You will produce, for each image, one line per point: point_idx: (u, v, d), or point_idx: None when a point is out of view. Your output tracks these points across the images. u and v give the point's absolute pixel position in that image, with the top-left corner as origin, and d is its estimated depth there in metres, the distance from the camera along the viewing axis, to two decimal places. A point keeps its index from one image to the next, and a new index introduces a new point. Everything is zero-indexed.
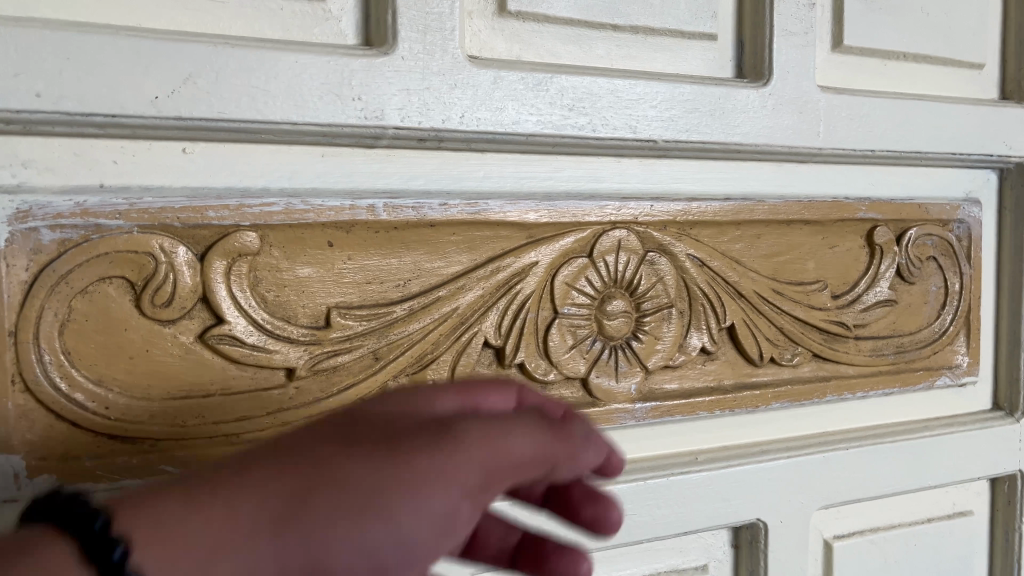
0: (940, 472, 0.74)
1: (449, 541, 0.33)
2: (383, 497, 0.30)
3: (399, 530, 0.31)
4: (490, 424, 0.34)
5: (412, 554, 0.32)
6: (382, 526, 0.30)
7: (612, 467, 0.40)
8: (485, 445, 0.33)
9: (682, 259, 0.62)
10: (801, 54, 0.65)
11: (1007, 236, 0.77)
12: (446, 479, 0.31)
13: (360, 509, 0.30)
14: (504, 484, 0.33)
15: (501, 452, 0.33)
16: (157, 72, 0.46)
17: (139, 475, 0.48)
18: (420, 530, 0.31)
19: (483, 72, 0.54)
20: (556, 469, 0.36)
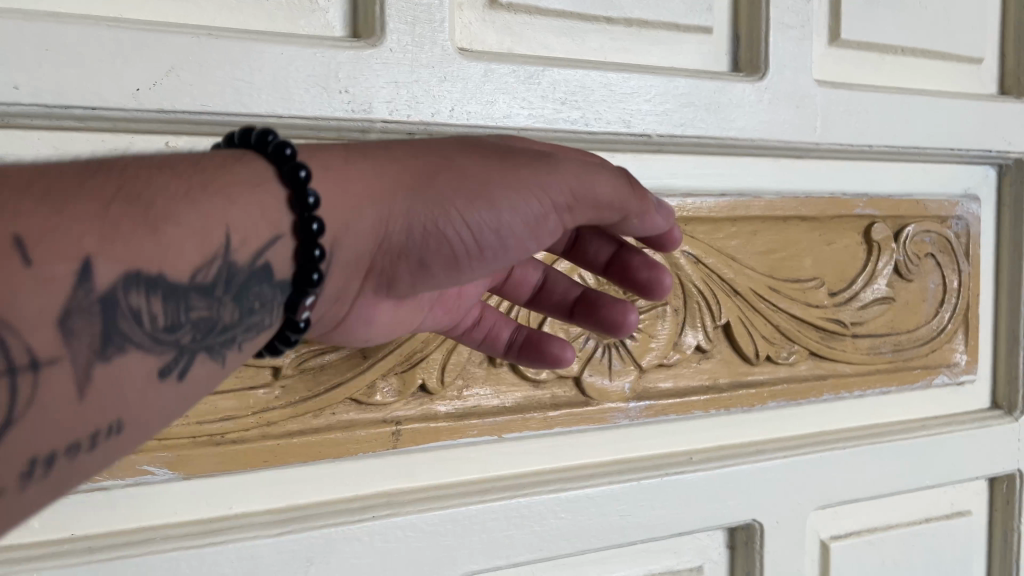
0: (938, 472, 0.73)
1: (530, 251, 0.41)
2: (487, 195, 0.38)
3: (497, 224, 0.38)
4: (581, 168, 0.39)
5: (502, 250, 0.40)
6: (481, 214, 0.38)
7: (670, 227, 0.45)
8: (573, 177, 0.39)
9: (677, 256, 0.60)
10: (797, 47, 0.64)
11: (1005, 234, 0.77)
12: (531, 195, 0.38)
13: (468, 200, 0.38)
14: (583, 216, 0.40)
15: (584, 186, 0.39)
16: (139, 64, 0.45)
17: (120, 475, 0.47)
18: (514, 233, 0.39)
19: (474, 64, 0.53)
20: (628, 221, 0.41)
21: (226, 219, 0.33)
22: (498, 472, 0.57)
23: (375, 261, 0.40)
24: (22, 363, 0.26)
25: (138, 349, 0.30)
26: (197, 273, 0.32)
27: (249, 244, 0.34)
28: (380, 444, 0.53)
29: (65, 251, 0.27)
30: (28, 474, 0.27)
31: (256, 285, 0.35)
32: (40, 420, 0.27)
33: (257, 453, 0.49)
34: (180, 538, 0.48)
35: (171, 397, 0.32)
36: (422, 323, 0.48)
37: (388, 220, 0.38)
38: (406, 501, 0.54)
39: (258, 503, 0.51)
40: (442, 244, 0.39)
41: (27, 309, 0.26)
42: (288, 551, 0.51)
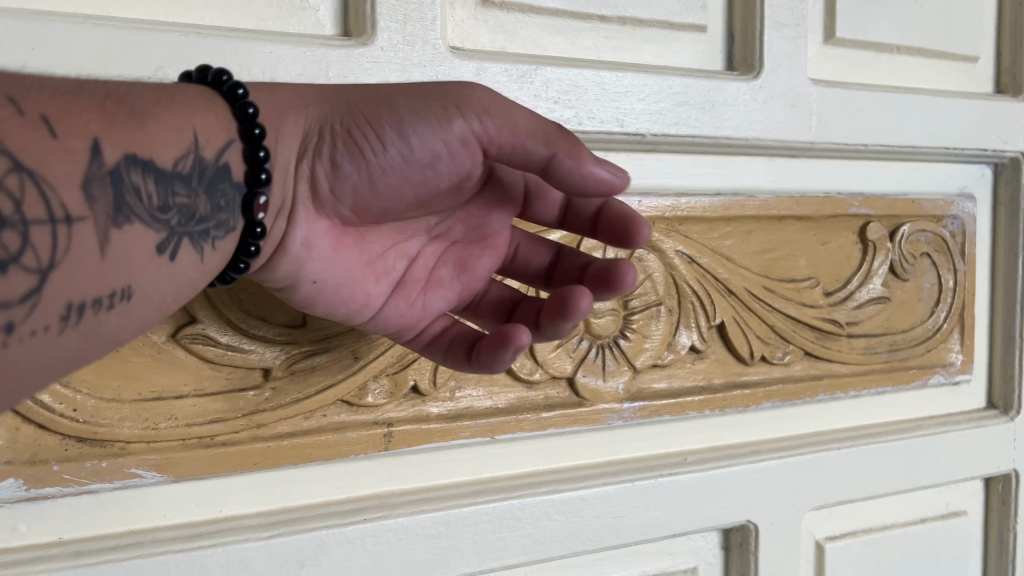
0: (934, 472, 0.73)
1: (447, 161, 0.40)
2: (398, 97, 0.39)
3: (405, 119, 0.39)
4: (498, 97, 0.40)
5: (416, 151, 0.39)
6: (392, 110, 0.39)
7: (619, 189, 0.40)
8: (488, 99, 0.40)
9: (671, 256, 0.60)
10: (792, 46, 0.63)
11: (1001, 234, 0.76)
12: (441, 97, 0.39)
13: (378, 101, 0.39)
14: (498, 135, 0.39)
15: (500, 109, 0.39)
16: (126, 63, 0.44)
17: (108, 478, 0.46)
18: (427, 133, 0.39)
19: (466, 63, 0.52)
20: (556, 157, 0.38)
21: (195, 120, 0.35)
22: (492, 474, 0.57)
23: (301, 174, 0.40)
24: (58, 216, 0.29)
25: (140, 223, 0.33)
26: (179, 163, 0.34)
27: (220, 141, 0.36)
28: (371, 446, 0.53)
29: (76, 129, 0.30)
30: (66, 317, 0.30)
31: (223, 182, 0.36)
32: (72, 271, 0.30)
33: (246, 456, 0.49)
34: (169, 542, 0.47)
35: (173, 278, 0.35)
36: (379, 302, 0.44)
37: (310, 125, 0.39)
38: (398, 504, 0.53)
39: (249, 506, 0.50)
40: (358, 144, 0.39)
41: (56, 170, 0.29)
42: (279, 554, 0.50)
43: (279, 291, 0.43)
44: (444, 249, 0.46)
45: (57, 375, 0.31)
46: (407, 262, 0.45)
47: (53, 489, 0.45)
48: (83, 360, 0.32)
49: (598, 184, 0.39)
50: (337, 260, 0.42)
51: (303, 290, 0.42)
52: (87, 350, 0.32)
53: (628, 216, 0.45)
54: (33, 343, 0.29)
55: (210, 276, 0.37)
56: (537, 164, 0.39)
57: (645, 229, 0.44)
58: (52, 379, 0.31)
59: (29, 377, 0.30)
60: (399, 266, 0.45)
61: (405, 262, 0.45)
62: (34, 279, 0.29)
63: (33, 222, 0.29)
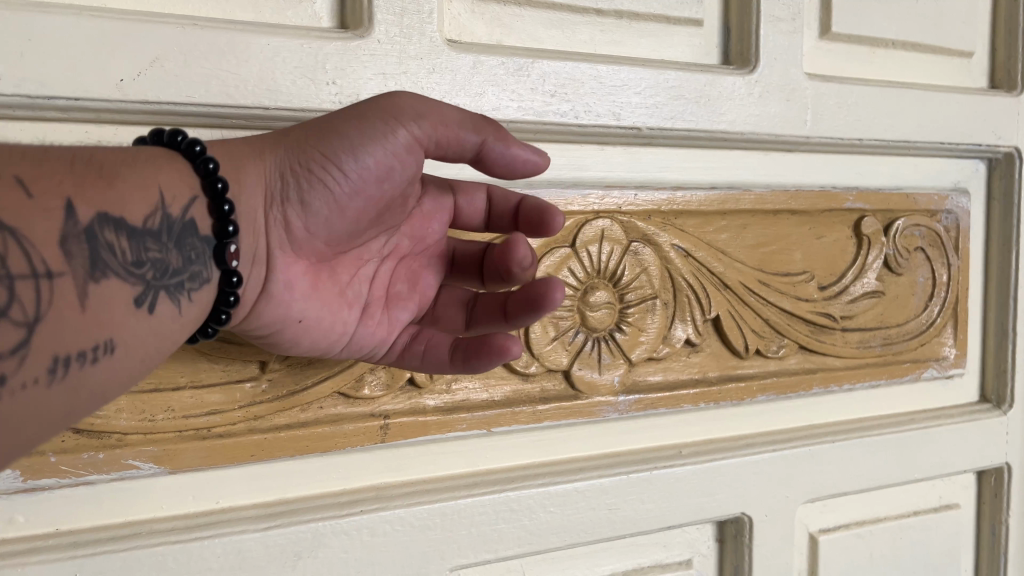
0: (927, 464, 0.74)
1: (398, 171, 0.43)
2: (343, 124, 0.42)
3: (355, 143, 0.41)
4: (423, 100, 0.43)
5: (368, 171, 0.42)
6: (341, 139, 0.41)
7: (541, 168, 0.46)
8: (415, 102, 0.43)
9: (667, 249, 0.60)
10: (788, 40, 0.63)
11: (995, 227, 0.77)
12: (380, 113, 0.41)
13: (326, 132, 0.42)
14: (436, 132, 0.43)
15: (430, 109, 0.43)
16: (123, 54, 0.44)
17: (105, 470, 0.46)
18: (375, 150, 0.42)
19: (462, 56, 0.53)
20: (486, 142, 0.44)
21: (161, 179, 0.38)
22: (487, 466, 0.57)
23: (270, 218, 0.42)
24: (39, 271, 0.32)
25: (117, 277, 0.35)
26: (149, 219, 0.37)
27: (185, 198, 0.39)
28: (368, 438, 0.53)
29: (50, 190, 0.33)
30: (53, 370, 0.32)
31: (192, 237, 0.39)
32: (56, 325, 0.32)
33: (243, 447, 0.49)
34: (166, 532, 0.48)
35: (156, 331, 0.37)
36: (351, 326, 0.47)
37: (269, 173, 0.42)
38: (394, 495, 0.54)
39: (245, 497, 0.50)
40: (315, 178, 0.42)
41: (33, 228, 0.32)
42: (276, 545, 0.50)
43: (268, 338, 0.46)
44: (395, 265, 0.50)
45: (50, 427, 0.33)
46: (370, 283, 0.48)
47: (51, 480, 0.45)
48: (73, 413, 0.34)
49: (525, 164, 0.45)
50: (316, 295, 0.45)
51: (290, 330, 0.45)
52: (76, 404, 0.34)
53: (543, 207, 0.49)
54: (24, 396, 0.31)
55: (192, 326, 0.39)
56: (471, 151, 0.44)
57: (558, 217, 0.49)
58: (45, 432, 0.33)
59: (25, 430, 0.32)
60: (364, 289, 0.48)
61: (368, 284, 0.48)
62: (21, 332, 0.31)
63: (17, 276, 0.31)
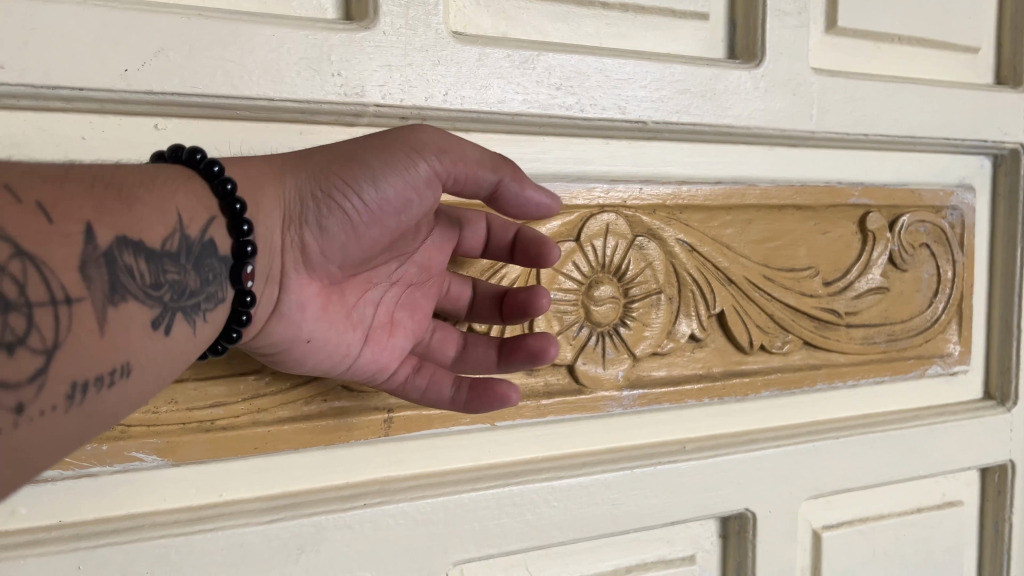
0: (931, 460, 0.73)
1: (416, 204, 0.43)
2: (366, 152, 0.42)
3: (375, 172, 0.41)
4: (448, 135, 0.43)
5: (388, 202, 0.42)
6: (363, 167, 0.41)
7: (552, 210, 0.46)
8: (440, 137, 0.43)
9: (672, 244, 0.60)
10: (794, 35, 0.63)
11: (1000, 224, 0.76)
12: (403, 145, 0.42)
13: (348, 159, 0.42)
14: (458, 169, 0.43)
15: (452, 144, 0.43)
16: (127, 44, 0.44)
17: (109, 462, 0.46)
18: (396, 182, 0.42)
19: (468, 48, 0.52)
20: (504, 181, 0.44)
21: (177, 201, 0.38)
22: (491, 460, 0.57)
23: (285, 239, 0.42)
24: (58, 297, 0.32)
25: (135, 300, 0.35)
26: (166, 242, 0.37)
27: (202, 219, 0.39)
28: (372, 432, 0.53)
29: (70, 215, 0.33)
30: (70, 396, 0.32)
31: (208, 258, 0.39)
32: (74, 350, 0.33)
33: (247, 440, 0.49)
34: (169, 525, 0.47)
35: (170, 352, 0.37)
36: (360, 351, 0.48)
37: (286, 193, 0.42)
38: (398, 489, 0.53)
39: (248, 490, 0.50)
40: (333, 204, 0.42)
41: (55, 254, 0.32)
42: (279, 538, 0.50)
43: (272, 357, 0.46)
44: (402, 292, 0.50)
45: (65, 450, 0.34)
46: (374, 308, 0.49)
47: (53, 471, 0.45)
48: (86, 435, 0.35)
49: (536, 206, 0.45)
50: (324, 317, 0.45)
51: (297, 351, 0.45)
52: (89, 427, 0.34)
53: (541, 240, 0.51)
54: (41, 422, 0.32)
55: (204, 345, 0.40)
56: (491, 189, 0.44)
57: (554, 249, 0.50)
58: (60, 455, 0.34)
59: (40, 455, 0.32)
60: (368, 313, 0.48)
61: (372, 309, 0.48)
62: (40, 359, 0.31)
63: (35, 303, 0.31)
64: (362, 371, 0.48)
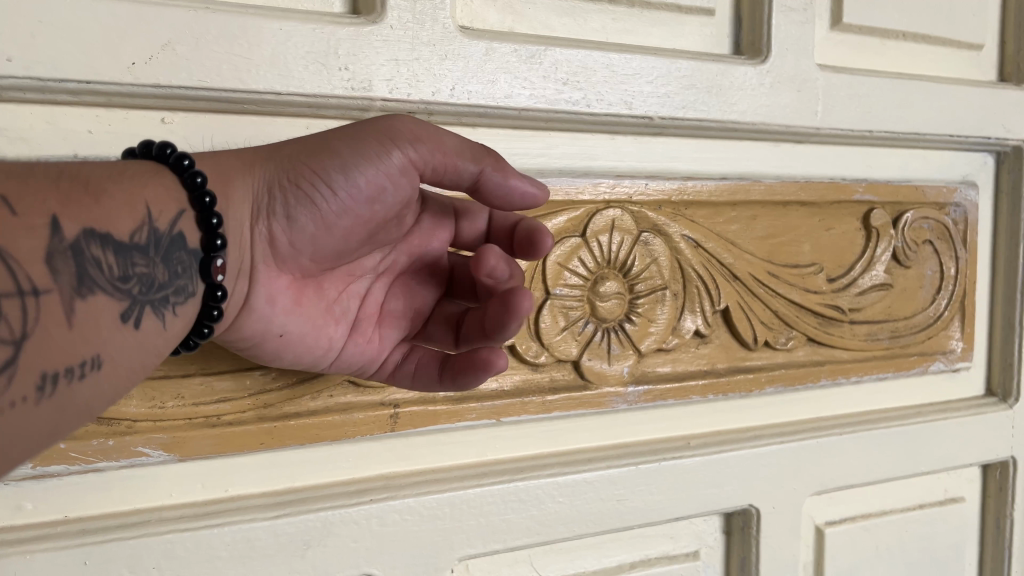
0: (933, 457, 0.73)
1: (390, 193, 0.43)
2: (336, 142, 0.42)
3: (346, 163, 0.41)
4: (424, 125, 0.43)
5: (359, 192, 0.42)
6: (333, 157, 0.41)
7: (539, 200, 0.46)
8: (413, 127, 0.43)
9: (676, 240, 0.60)
10: (800, 31, 0.63)
11: (1002, 221, 0.77)
12: (375, 135, 0.41)
13: (318, 149, 0.42)
14: (432, 158, 0.43)
15: (427, 134, 0.43)
16: (134, 37, 0.44)
17: (114, 457, 0.46)
18: (367, 172, 0.41)
19: (475, 43, 0.52)
20: (484, 172, 0.44)
21: (149, 194, 0.38)
22: (497, 456, 0.57)
23: (256, 234, 0.42)
24: (24, 289, 0.32)
25: (104, 292, 0.35)
26: (136, 234, 0.37)
27: (173, 212, 0.38)
28: (378, 428, 0.52)
29: (35, 208, 0.33)
30: (39, 389, 0.32)
31: (180, 250, 0.39)
32: (41, 342, 0.32)
33: (252, 436, 0.49)
34: (176, 520, 0.47)
35: (142, 345, 0.37)
36: (339, 343, 0.47)
37: (256, 187, 0.42)
38: (404, 485, 0.53)
39: (255, 486, 0.50)
40: (304, 195, 0.41)
41: (18, 246, 0.32)
42: (285, 535, 0.50)
43: (247, 350, 0.46)
44: (388, 283, 0.50)
45: (36, 444, 0.34)
46: (359, 300, 0.48)
47: (59, 467, 0.45)
48: (60, 429, 0.35)
49: (521, 195, 0.45)
50: (300, 311, 0.45)
51: (271, 344, 0.45)
52: (62, 420, 0.34)
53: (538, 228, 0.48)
54: (10, 415, 0.31)
55: (178, 340, 0.39)
56: (470, 177, 0.44)
57: (548, 239, 0.47)
58: (30, 450, 0.33)
59: (10, 447, 0.32)
60: (354, 305, 0.48)
61: (356, 301, 0.48)
62: (6, 352, 0.31)
63: (1, 295, 0.31)
64: (346, 363, 0.49)
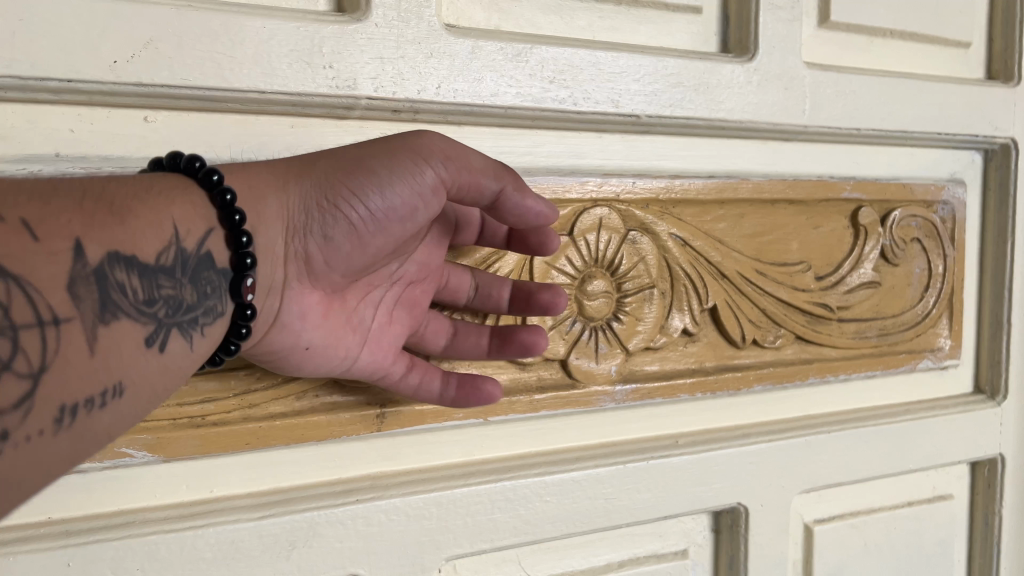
0: (921, 454, 0.74)
1: (420, 212, 0.44)
2: (368, 159, 0.43)
3: (379, 180, 0.42)
4: (452, 143, 0.44)
5: (390, 210, 0.43)
6: (367, 173, 0.42)
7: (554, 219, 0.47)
8: (443, 145, 0.44)
9: (664, 238, 0.60)
10: (787, 29, 0.63)
11: (990, 219, 0.77)
12: (407, 152, 0.42)
13: (351, 166, 0.42)
14: (459, 175, 0.43)
15: (457, 152, 0.44)
16: (116, 35, 0.43)
17: (98, 457, 0.46)
18: (399, 190, 0.43)
19: (460, 41, 0.52)
20: (506, 191, 0.44)
21: (174, 214, 0.38)
22: (483, 455, 0.57)
23: (288, 249, 0.43)
24: (46, 318, 0.31)
25: (127, 317, 0.35)
26: (162, 255, 0.37)
27: (199, 231, 0.39)
28: (365, 428, 0.52)
29: (59, 232, 0.33)
30: (61, 419, 0.32)
31: (205, 270, 0.39)
32: (64, 371, 0.32)
33: (238, 436, 0.49)
34: (159, 522, 0.47)
35: (165, 367, 0.37)
36: (356, 354, 0.48)
37: (288, 204, 0.43)
38: (390, 485, 0.53)
39: (240, 487, 0.50)
40: (337, 212, 0.43)
41: (41, 273, 0.32)
42: (270, 535, 0.50)
43: (272, 363, 0.47)
44: (403, 291, 0.51)
45: (56, 471, 0.33)
46: (376, 310, 0.49)
47: None
48: (80, 457, 0.34)
49: (536, 215, 0.45)
50: (324, 325, 0.46)
51: (296, 357, 0.46)
52: (83, 447, 0.34)
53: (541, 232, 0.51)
54: (28, 448, 0.31)
55: (198, 362, 0.40)
56: (493, 196, 0.44)
57: (554, 239, 0.51)
58: (50, 478, 0.33)
59: (31, 478, 0.32)
60: (371, 316, 0.49)
61: (375, 311, 0.49)
62: (28, 383, 0.31)
63: (21, 325, 0.31)
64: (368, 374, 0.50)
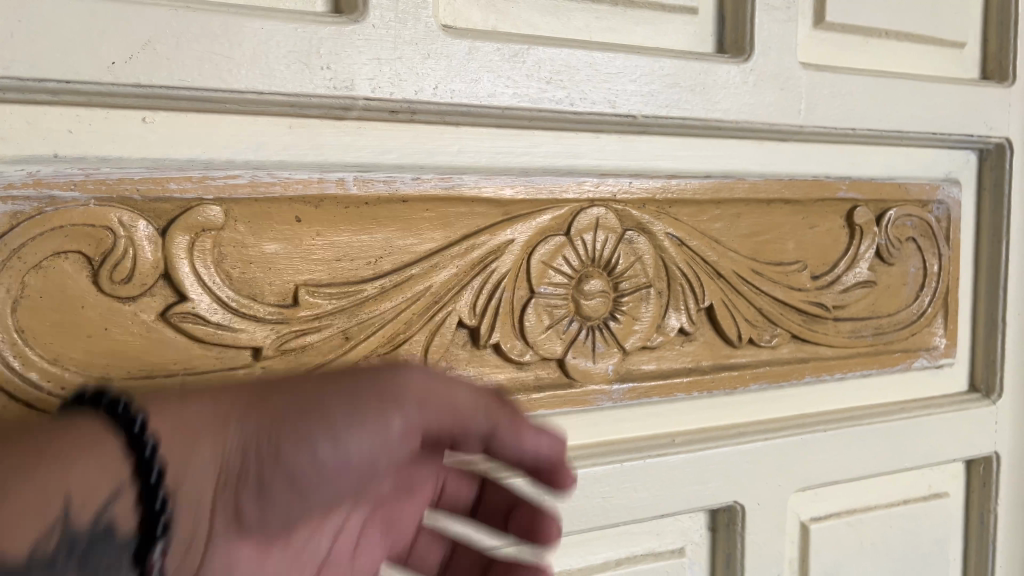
0: (916, 453, 0.74)
1: (380, 464, 0.40)
2: (327, 398, 0.39)
3: (337, 433, 0.38)
4: (435, 379, 0.40)
5: (345, 465, 0.39)
6: (325, 423, 0.38)
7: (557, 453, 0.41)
8: (418, 384, 0.40)
9: (661, 238, 0.60)
10: (782, 30, 0.64)
11: (985, 218, 0.77)
12: (374, 400, 0.39)
13: (307, 409, 0.39)
14: (438, 422, 0.39)
15: (436, 393, 0.39)
16: (115, 36, 0.43)
17: None
18: (359, 443, 0.39)
19: (457, 42, 0.52)
20: (496, 433, 0.39)
21: (66, 483, 0.33)
22: None
23: (219, 504, 0.39)
24: None
25: None
26: (43, 542, 0.32)
27: (92, 500, 0.34)
28: None
29: None
30: None
31: (104, 560, 0.34)
32: None
33: None
34: None
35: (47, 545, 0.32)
36: (320, 555, 0.47)
37: (229, 450, 0.38)
38: None
39: None
40: (283, 463, 0.39)
41: None
42: None
43: None
44: (370, 506, 0.50)
45: None
46: (334, 537, 0.48)
47: None
48: None
49: (534, 454, 0.40)
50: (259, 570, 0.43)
51: None
52: None
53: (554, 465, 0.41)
54: None
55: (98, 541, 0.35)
56: (480, 437, 0.40)
57: (571, 478, 0.41)
58: None
59: None
60: (325, 545, 0.47)
61: (331, 536, 0.48)
62: None
63: None
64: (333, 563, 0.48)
